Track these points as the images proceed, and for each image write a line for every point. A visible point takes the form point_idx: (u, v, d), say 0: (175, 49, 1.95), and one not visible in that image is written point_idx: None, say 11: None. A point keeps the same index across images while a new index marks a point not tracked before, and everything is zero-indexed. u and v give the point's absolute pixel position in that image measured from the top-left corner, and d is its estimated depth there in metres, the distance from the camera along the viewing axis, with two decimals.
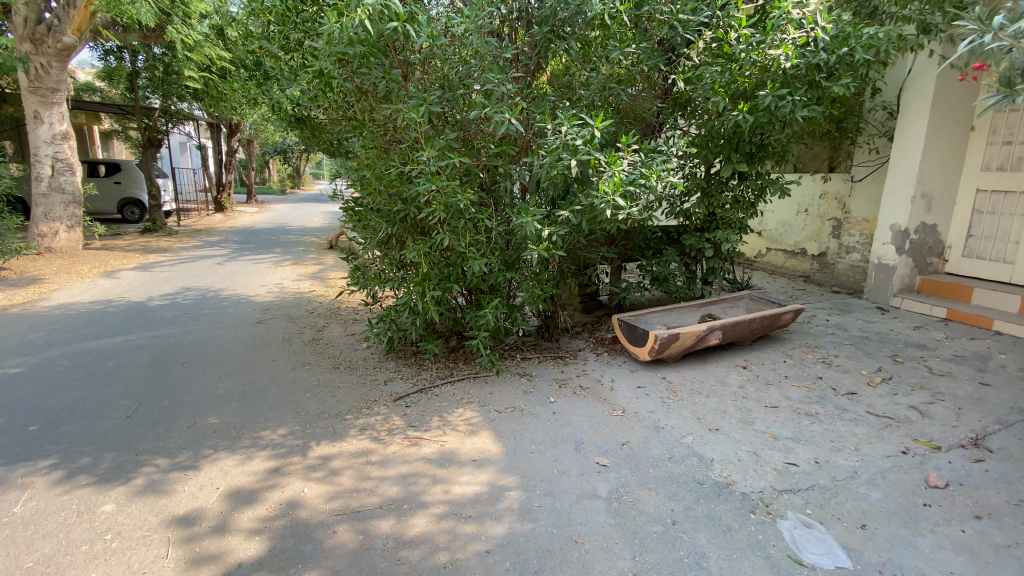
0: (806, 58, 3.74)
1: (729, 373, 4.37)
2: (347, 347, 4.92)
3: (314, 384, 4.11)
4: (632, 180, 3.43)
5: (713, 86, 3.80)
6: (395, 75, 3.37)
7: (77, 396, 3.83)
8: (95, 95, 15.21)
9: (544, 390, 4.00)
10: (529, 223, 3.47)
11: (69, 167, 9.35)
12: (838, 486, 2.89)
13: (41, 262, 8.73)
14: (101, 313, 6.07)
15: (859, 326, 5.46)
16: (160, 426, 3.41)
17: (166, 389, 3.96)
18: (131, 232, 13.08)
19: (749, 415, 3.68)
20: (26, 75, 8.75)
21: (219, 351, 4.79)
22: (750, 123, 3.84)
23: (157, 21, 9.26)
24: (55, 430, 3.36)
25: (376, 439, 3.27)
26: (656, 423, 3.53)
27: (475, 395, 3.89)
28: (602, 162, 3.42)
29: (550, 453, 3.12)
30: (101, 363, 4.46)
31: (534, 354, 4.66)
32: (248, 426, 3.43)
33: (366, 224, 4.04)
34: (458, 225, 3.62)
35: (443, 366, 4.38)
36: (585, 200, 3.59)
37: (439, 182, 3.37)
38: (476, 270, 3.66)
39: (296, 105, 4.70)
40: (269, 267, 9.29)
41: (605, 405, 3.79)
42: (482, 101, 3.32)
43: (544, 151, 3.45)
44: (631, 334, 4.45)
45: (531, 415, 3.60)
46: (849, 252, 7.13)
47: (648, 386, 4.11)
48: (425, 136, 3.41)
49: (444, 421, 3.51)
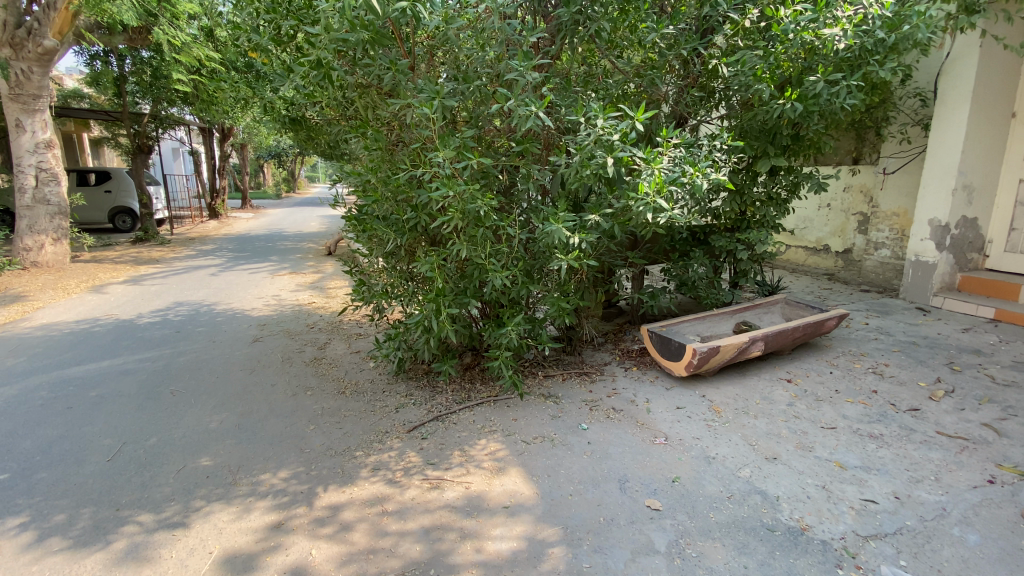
0: (864, 36, 3.30)
1: (774, 389, 3.97)
2: (352, 367, 4.52)
3: (318, 413, 3.70)
4: (674, 179, 3.00)
5: (755, 72, 3.39)
6: (402, 66, 2.95)
7: (55, 435, 3.41)
8: (83, 102, 14.72)
9: (575, 415, 3.59)
10: (559, 230, 3.05)
11: (54, 177, 8.90)
12: (929, 528, 2.51)
13: (26, 277, 8.28)
14: (87, 333, 5.63)
15: (903, 330, 5.07)
16: (145, 471, 3.00)
17: (154, 425, 3.55)
18: (123, 242, 12.61)
19: (807, 440, 3.30)
20: (6, 82, 8.28)
21: (214, 377, 4.38)
22: (798, 112, 3.47)
23: (142, 23, 8.85)
24: (27, 479, 2.95)
25: (391, 481, 2.87)
26: (705, 452, 3.14)
27: (498, 423, 3.48)
28: (639, 160, 2.99)
29: (593, 496, 2.72)
30: (83, 394, 4.04)
31: (558, 371, 4.24)
32: (245, 468, 3.02)
33: (371, 234, 3.64)
34: (475, 234, 3.21)
35: (459, 389, 3.98)
36: (618, 202, 3.19)
37: (456, 187, 2.97)
38: (499, 285, 3.26)
39: (291, 104, 4.28)
40: (266, 276, 8.87)
41: (644, 431, 3.38)
42: (504, 91, 2.87)
43: (573, 148, 3.02)
44: (665, 347, 4.05)
45: (564, 446, 3.19)
46: (878, 248, 6.76)
47: (688, 407, 3.70)
48: (440, 133, 3.00)
49: (466, 456, 3.11)
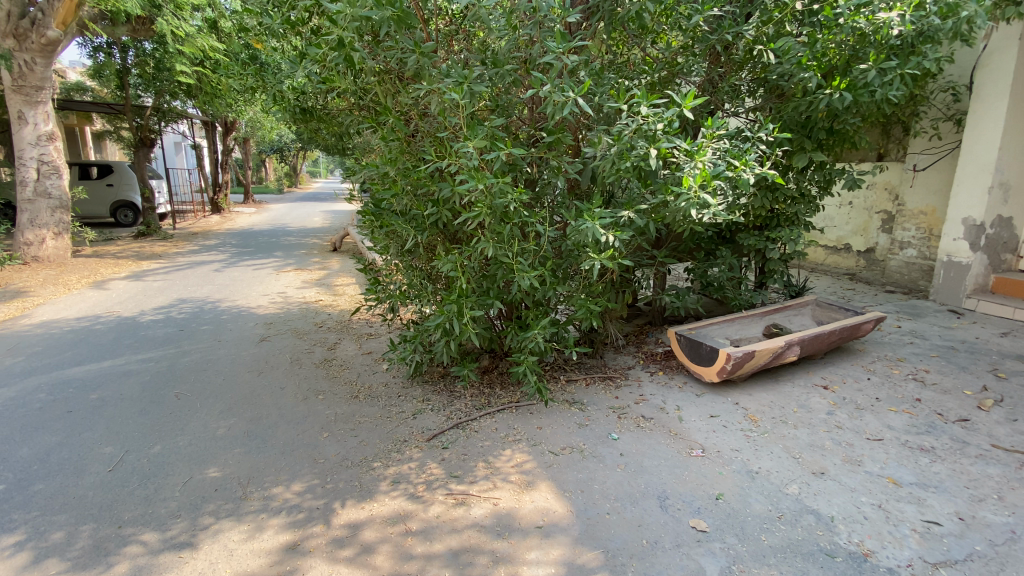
0: (920, 21, 3.11)
1: (811, 395, 3.76)
2: (364, 369, 4.33)
3: (330, 419, 3.50)
4: (720, 172, 2.78)
5: (801, 61, 3.22)
6: (427, 49, 2.81)
7: (54, 442, 3.21)
8: (86, 95, 14.45)
9: (603, 423, 3.37)
10: (595, 228, 2.82)
11: (55, 170, 8.67)
12: (1002, 555, 2.30)
13: (27, 273, 8.07)
14: (88, 332, 5.43)
15: (938, 334, 4.86)
16: (149, 483, 2.80)
17: (159, 432, 3.35)
18: (126, 237, 12.41)
19: (853, 453, 3.10)
20: (7, 73, 8.04)
21: (220, 378, 4.18)
22: (846, 103, 3.29)
23: (148, 12, 8.63)
24: (23, 491, 2.75)
25: (413, 496, 2.66)
26: (747, 466, 2.93)
27: (522, 431, 3.27)
28: (680, 152, 2.78)
29: (632, 514, 2.51)
30: (83, 398, 3.84)
31: (581, 375, 4.02)
32: (256, 480, 2.83)
33: (388, 230, 3.43)
34: (502, 231, 3.00)
35: (479, 394, 3.77)
36: (655, 198, 2.98)
37: (484, 180, 2.76)
38: (526, 285, 3.05)
39: (302, 93, 4.04)
40: (271, 272, 8.68)
41: (679, 441, 3.17)
42: (540, 75, 2.62)
43: (611, 138, 2.80)
44: (695, 352, 3.83)
45: (595, 458, 2.98)
46: (903, 247, 6.55)
47: (723, 415, 3.48)
48: (468, 121, 2.80)
49: (492, 468, 2.90)
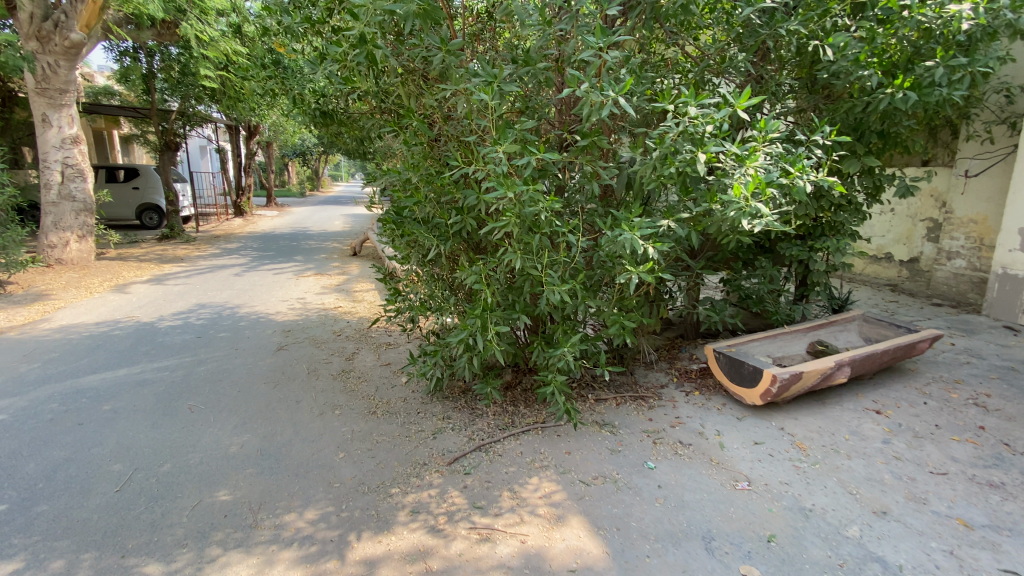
0: (991, 15, 2.92)
1: (863, 421, 3.47)
2: (382, 382, 4.15)
3: (347, 438, 3.32)
4: (774, 179, 2.54)
5: (860, 58, 2.98)
6: (454, 46, 2.65)
7: (62, 458, 3.09)
8: (113, 99, 14.66)
9: (638, 449, 3.12)
10: (633, 240, 2.58)
11: (80, 173, 8.74)
12: None
13: (50, 275, 8.11)
14: (106, 337, 5.37)
15: (997, 353, 4.49)
16: (156, 507, 2.65)
17: (169, 448, 3.20)
18: (149, 239, 12.54)
19: (917, 489, 2.80)
20: (32, 76, 8.12)
21: (235, 390, 4.05)
22: (912, 103, 3.02)
23: (172, 16, 8.66)
24: (27, 512, 2.62)
25: (433, 530, 2.46)
26: (800, 503, 2.67)
27: (550, 457, 3.04)
28: (729, 157, 2.54)
29: (675, 559, 2.27)
30: (95, 409, 3.73)
31: (610, 394, 3.77)
32: (268, 506, 2.65)
33: (409, 239, 3.25)
34: (531, 242, 2.78)
35: (502, 412, 3.56)
36: (698, 207, 2.74)
37: (514, 187, 2.54)
38: (557, 300, 2.82)
39: (322, 95, 3.87)
40: (291, 277, 8.62)
41: (721, 471, 2.91)
42: (576, 73, 2.39)
43: (654, 142, 2.57)
44: (735, 371, 3.56)
45: (630, 489, 2.74)
46: (951, 258, 6.16)
47: (768, 442, 3.21)
48: (498, 124, 2.59)
49: (518, 499, 2.68)
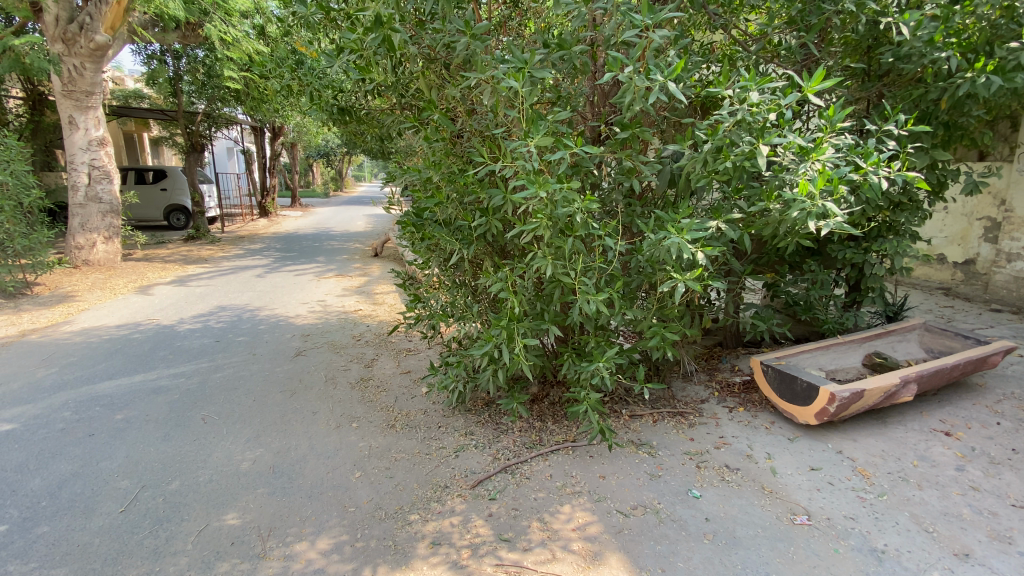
0: None
1: (930, 444, 3.11)
2: (402, 392, 3.95)
3: (364, 455, 3.11)
4: (846, 174, 2.23)
5: (936, 38, 2.67)
6: (479, 29, 2.40)
7: (69, 473, 2.95)
8: (142, 102, 14.86)
9: (680, 475, 2.83)
10: (681, 245, 2.29)
11: (106, 175, 8.78)
12: None
13: (77, 277, 8.16)
14: (125, 341, 5.29)
15: None
16: (161, 531, 2.47)
17: (178, 464, 3.03)
18: (175, 240, 12.65)
19: (1003, 526, 2.46)
20: (59, 78, 8.18)
21: (250, 400, 3.87)
22: (998, 88, 2.67)
23: (196, 17, 8.64)
24: (27, 534, 2.47)
25: (455, 566, 2.22)
26: (870, 543, 2.35)
27: (583, 481, 2.77)
28: (792, 150, 2.24)
29: None
30: (107, 418, 3.60)
31: (646, 410, 3.48)
32: (278, 532, 2.46)
33: (431, 242, 3.04)
34: (564, 246, 2.51)
35: (529, 429, 3.30)
36: (753, 206, 2.44)
37: (547, 185, 2.28)
38: (592, 311, 2.55)
39: (341, 90, 3.63)
40: (311, 278, 8.52)
41: (776, 502, 2.61)
42: (618, 55, 2.12)
43: (707, 133, 2.28)
44: (786, 388, 3.24)
45: (673, 522, 2.46)
46: (1012, 260, 5.68)
47: (826, 468, 2.89)
48: (529, 115, 2.33)
49: (549, 531, 2.42)
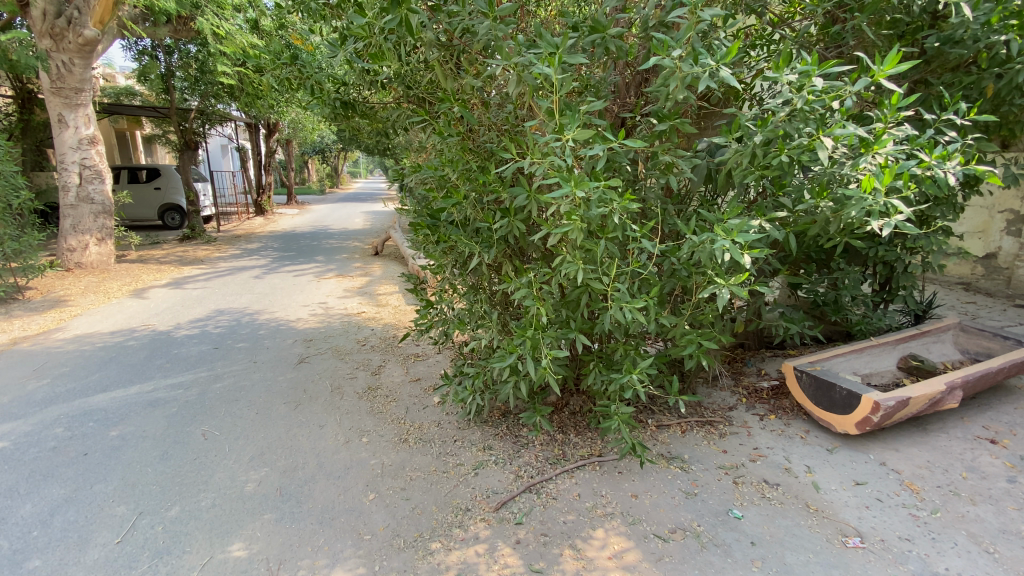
0: None
1: (977, 453, 2.93)
2: (413, 402, 3.75)
3: (377, 473, 2.91)
4: (910, 168, 2.02)
5: (994, 19, 2.49)
6: (505, 10, 2.17)
7: (60, 499, 2.74)
8: (133, 100, 14.53)
9: (717, 492, 2.65)
10: (728, 248, 2.08)
11: (97, 174, 8.51)
12: None
13: (69, 280, 7.91)
14: (120, 349, 5.07)
15: None
16: (161, 565, 2.27)
17: (178, 487, 2.82)
18: (170, 240, 12.38)
19: None
20: (47, 75, 7.89)
21: (253, 413, 3.67)
22: None
23: (188, 10, 8.36)
24: (15, 570, 2.27)
25: None
26: (932, 568, 2.17)
27: (614, 502, 2.58)
28: (851, 142, 2.03)
29: None
30: (102, 436, 3.39)
31: (674, 420, 3.29)
32: (288, 565, 2.26)
33: (446, 245, 2.83)
34: (595, 250, 2.30)
35: (551, 442, 3.11)
36: (803, 204, 2.23)
37: (583, 183, 2.06)
38: (625, 320, 2.35)
39: (343, 83, 3.37)
40: (311, 279, 8.31)
41: (824, 522, 2.43)
42: (664, 37, 1.90)
43: (759, 124, 2.06)
44: (824, 396, 3.05)
45: (717, 548, 2.27)
46: None
47: (872, 483, 2.70)
48: (560, 107, 2.11)
49: (583, 560, 2.23)
